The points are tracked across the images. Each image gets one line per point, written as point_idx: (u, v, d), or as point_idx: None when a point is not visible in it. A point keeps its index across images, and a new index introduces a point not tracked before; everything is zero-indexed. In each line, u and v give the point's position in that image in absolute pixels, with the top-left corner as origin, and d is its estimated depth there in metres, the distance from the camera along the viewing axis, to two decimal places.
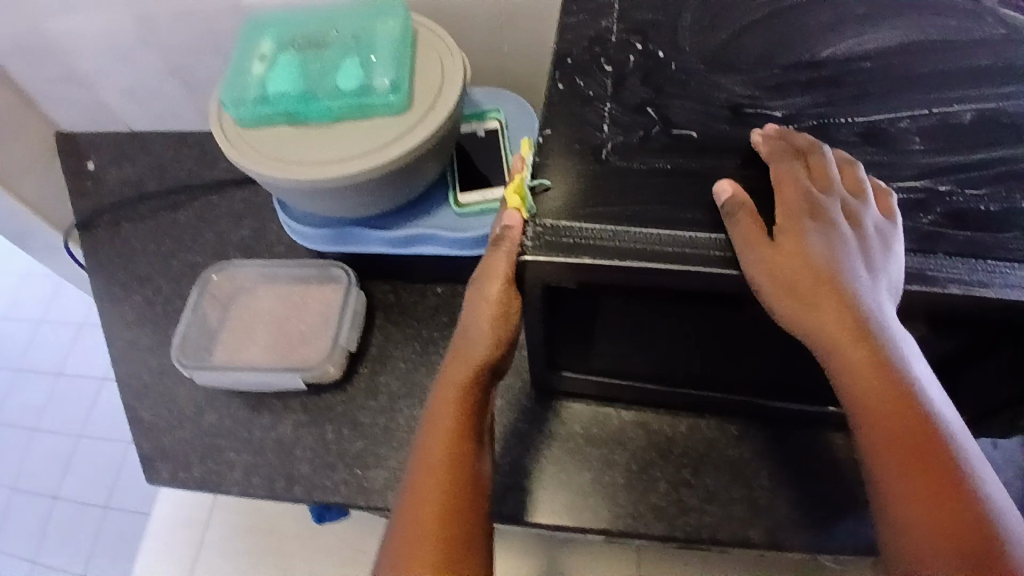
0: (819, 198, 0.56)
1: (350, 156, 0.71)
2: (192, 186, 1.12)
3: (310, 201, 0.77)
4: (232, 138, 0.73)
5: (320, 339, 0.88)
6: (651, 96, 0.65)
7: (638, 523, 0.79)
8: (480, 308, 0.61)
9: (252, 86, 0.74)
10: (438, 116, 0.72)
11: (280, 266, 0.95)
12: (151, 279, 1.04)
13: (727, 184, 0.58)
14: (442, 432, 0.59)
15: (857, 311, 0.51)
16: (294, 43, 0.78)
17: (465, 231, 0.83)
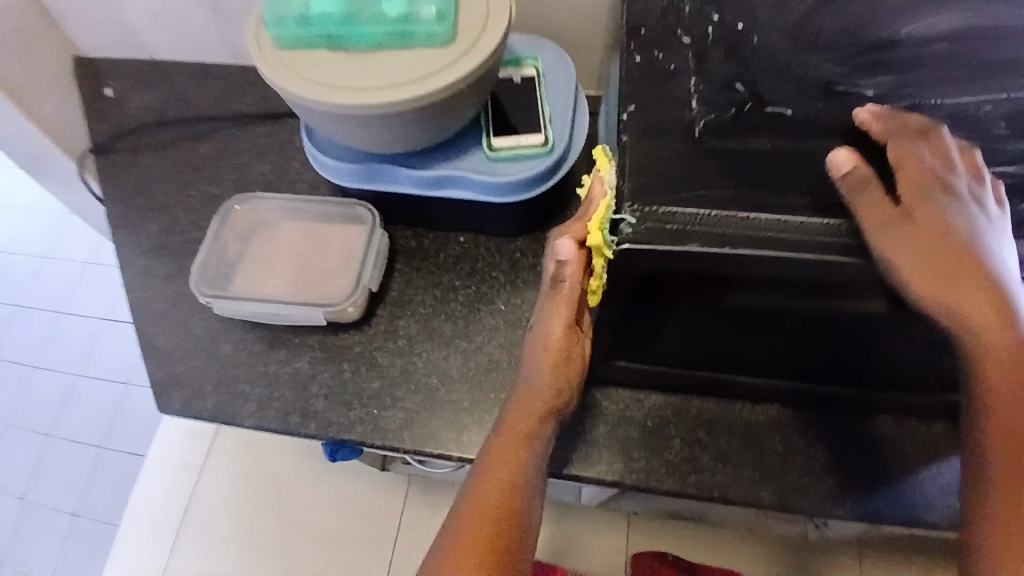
0: (948, 180, 0.52)
1: (391, 84, 0.69)
2: (215, 118, 1.10)
3: (345, 130, 0.75)
4: (270, 57, 0.71)
5: (342, 278, 0.87)
6: (738, 70, 0.57)
7: (650, 478, 0.79)
8: (549, 355, 0.66)
9: (293, 3, 0.72)
10: (480, 53, 0.70)
11: (305, 202, 0.93)
12: (169, 208, 1.02)
13: (844, 156, 0.53)
14: (507, 449, 0.63)
15: (999, 297, 0.49)
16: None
17: (497, 175, 0.81)
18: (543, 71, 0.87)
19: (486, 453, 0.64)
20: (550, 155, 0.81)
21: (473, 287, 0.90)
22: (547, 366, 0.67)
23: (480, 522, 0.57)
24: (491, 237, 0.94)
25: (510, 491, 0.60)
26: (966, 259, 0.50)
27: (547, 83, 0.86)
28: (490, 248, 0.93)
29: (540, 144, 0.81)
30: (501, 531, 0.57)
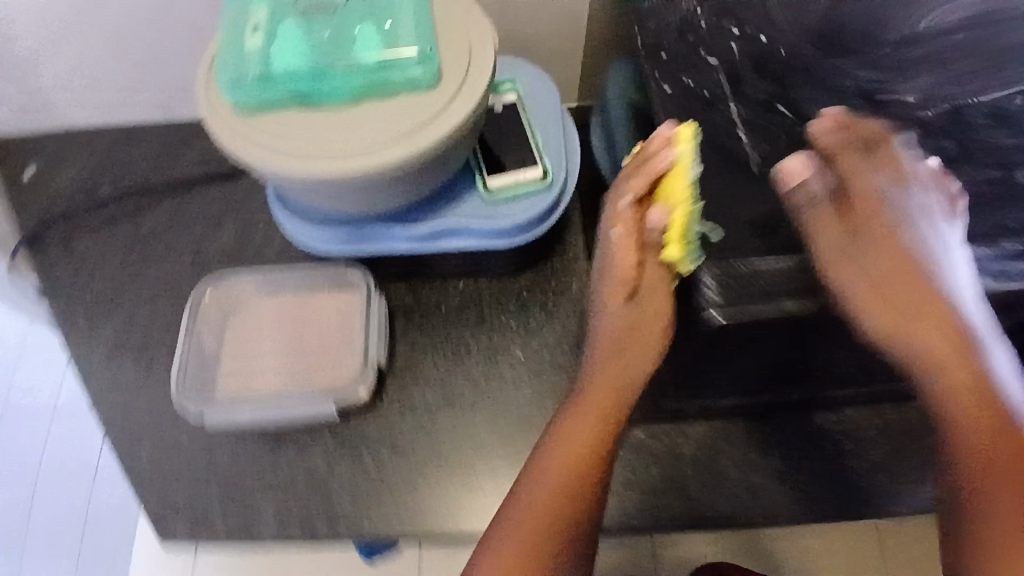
0: (888, 191, 0.57)
1: (379, 142, 0.60)
2: (156, 189, 0.98)
3: (328, 198, 0.66)
4: (231, 128, 0.61)
5: (344, 359, 0.79)
6: None
7: (714, 515, 0.75)
8: (632, 331, 0.61)
9: (251, 63, 0.63)
10: (474, 92, 0.62)
11: (281, 275, 0.83)
12: (123, 300, 0.91)
13: (796, 162, 0.55)
14: (569, 435, 0.57)
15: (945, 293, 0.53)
16: (293, 4, 0.66)
17: (500, 219, 0.73)
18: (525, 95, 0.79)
19: (547, 439, 0.58)
20: (551, 187, 0.74)
21: (484, 337, 0.84)
22: (608, 349, 0.62)
23: (531, 522, 0.53)
24: (490, 277, 0.86)
25: (579, 500, 0.54)
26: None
27: (532, 107, 0.79)
28: (492, 290, 0.86)
29: (541, 178, 0.74)
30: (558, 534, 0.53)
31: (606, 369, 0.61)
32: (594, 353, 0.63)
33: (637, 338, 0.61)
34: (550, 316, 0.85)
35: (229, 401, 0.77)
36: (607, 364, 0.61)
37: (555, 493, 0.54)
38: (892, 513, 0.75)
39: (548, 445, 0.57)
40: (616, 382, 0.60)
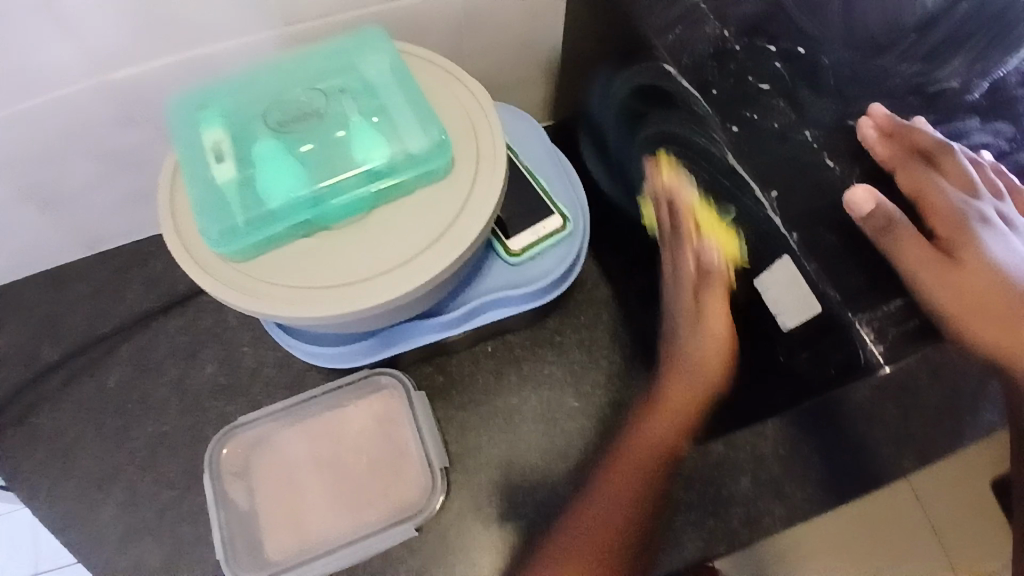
0: (956, 196, 0.45)
1: (414, 252, 0.54)
2: (101, 336, 0.83)
3: (361, 323, 0.58)
4: (238, 282, 0.53)
5: (405, 467, 0.75)
6: (841, 105, 0.48)
7: (809, 506, 0.76)
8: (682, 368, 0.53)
9: (237, 200, 0.54)
10: (496, 169, 0.56)
11: (299, 402, 0.77)
12: (116, 476, 0.78)
13: (885, 127, 0.46)
14: (606, 513, 0.67)
15: None
16: (257, 118, 0.57)
17: (533, 280, 0.68)
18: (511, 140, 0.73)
19: (592, 496, 0.69)
20: (573, 233, 0.70)
21: (534, 398, 0.78)
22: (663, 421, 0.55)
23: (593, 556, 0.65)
24: (518, 331, 0.81)
25: (619, 528, 0.66)
26: (1005, 298, 0.43)
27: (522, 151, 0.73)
28: (524, 345, 0.80)
29: (561, 225, 0.68)
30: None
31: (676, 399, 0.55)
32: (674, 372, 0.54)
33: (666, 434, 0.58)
34: (593, 355, 0.80)
35: (297, 555, 0.71)
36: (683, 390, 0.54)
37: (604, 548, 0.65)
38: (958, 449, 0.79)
39: (592, 517, 0.67)
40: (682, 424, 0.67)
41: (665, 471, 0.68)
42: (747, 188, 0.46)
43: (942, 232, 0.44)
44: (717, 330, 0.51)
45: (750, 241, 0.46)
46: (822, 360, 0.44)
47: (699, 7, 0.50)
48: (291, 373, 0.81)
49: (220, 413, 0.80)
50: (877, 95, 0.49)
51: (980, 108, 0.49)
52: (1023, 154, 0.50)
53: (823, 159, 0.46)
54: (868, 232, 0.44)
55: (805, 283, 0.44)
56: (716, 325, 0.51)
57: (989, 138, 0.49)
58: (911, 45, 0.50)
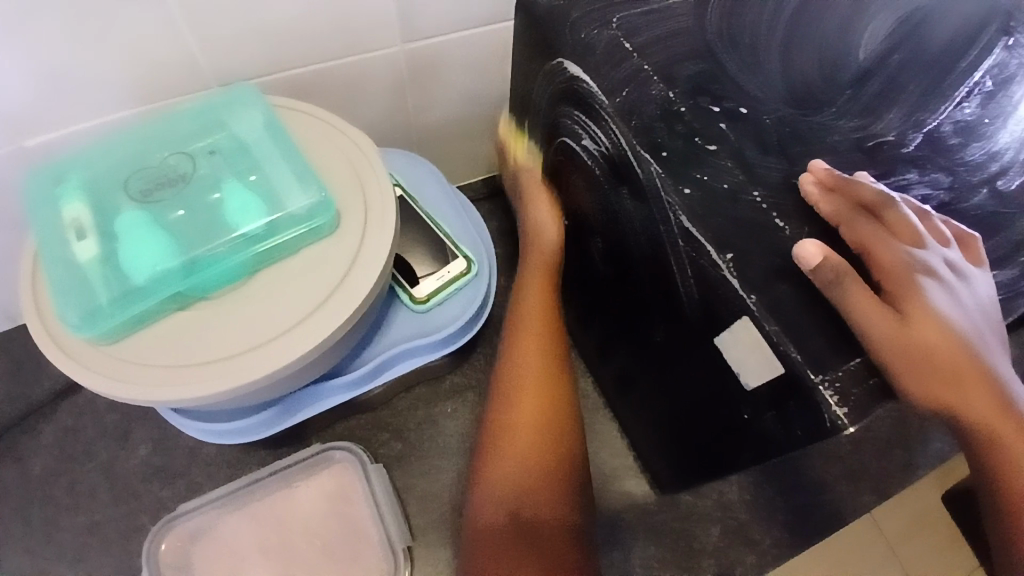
0: (905, 250, 0.44)
1: (298, 317, 0.49)
2: (22, 421, 0.76)
3: (257, 395, 0.53)
4: (105, 369, 0.47)
5: (364, 552, 0.71)
6: (786, 163, 0.48)
7: (779, 548, 0.75)
8: (535, 266, 0.68)
9: (99, 278, 0.48)
10: (384, 222, 0.53)
11: (245, 486, 0.72)
12: (44, 574, 0.71)
13: (819, 175, 0.46)
14: (517, 431, 0.58)
15: (989, 367, 0.43)
16: (119, 187, 0.52)
17: (442, 327, 0.65)
18: (407, 187, 0.70)
19: (489, 439, 0.59)
20: (479, 275, 0.67)
21: None
22: (533, 335, 0.63)
23: (519, 483, 0.55)
24: (477, 389, 0.79)
25: (541, 455, 0.57)
26: (952, 352, 0.43)
27: (420, 200, 0.70)
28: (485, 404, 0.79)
29: (465, 268, 0.66)
30: (533, 492, 0.55)
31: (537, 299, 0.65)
32: (517, 323, 0.65)
33: (547, 352, 0.62)
34: None
35: None
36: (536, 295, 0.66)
37: (511, 510, 0.54)
38: (913, 480, 0.80)
39: (507, 463, 0.56)
40: (547, 385, 0.60)
41: (561, 413, 0.59)
42: (703, 248, 0.45)
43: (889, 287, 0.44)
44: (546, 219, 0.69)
45: (715, 305, 0.46)
46: (788, 422, 0.44)
47: (643, 69, 0.51)
48: (234, 450, 0.75)
49: (156, 498, 0.74)
50: (822, 150, 0.49)
51: (919, 159, 0.51)
52: (964, 202, 0.51)
53: (773, 220, 0.46)
54: (825, 285, 0.43)
55: (767, 345, 0.43)
56: (540, 211, 0.69)
57: (928, 189, 0.50)
58: (846, 102, 0.51)
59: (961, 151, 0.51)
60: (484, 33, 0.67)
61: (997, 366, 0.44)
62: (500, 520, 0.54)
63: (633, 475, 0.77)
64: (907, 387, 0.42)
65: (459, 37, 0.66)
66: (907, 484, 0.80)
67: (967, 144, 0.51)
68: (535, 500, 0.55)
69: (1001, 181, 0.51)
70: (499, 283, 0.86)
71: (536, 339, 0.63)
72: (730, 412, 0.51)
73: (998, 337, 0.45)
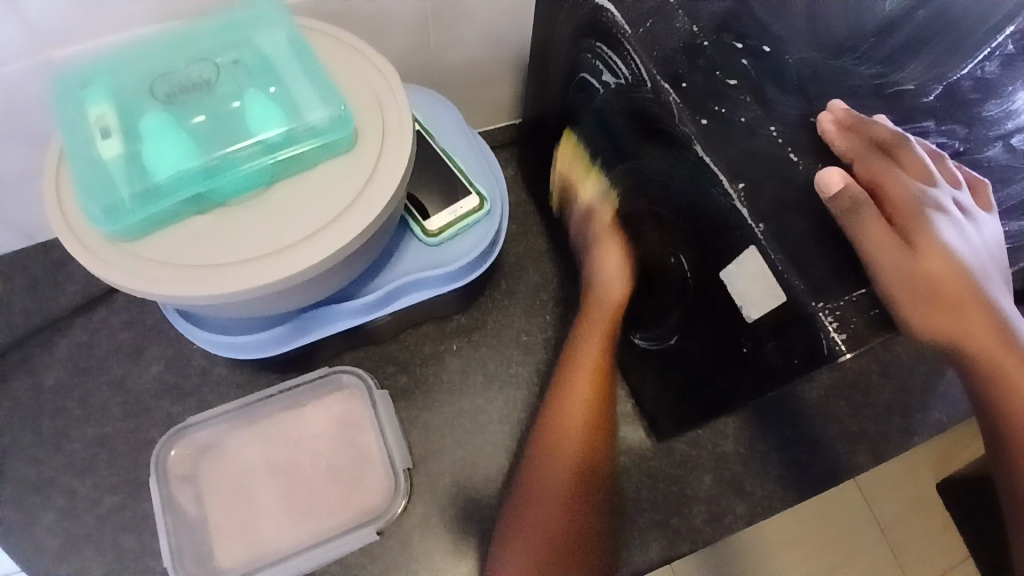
0: (917, 188, 0.45)
1: (314, 227, 0.51)
2: (40, 334, 0.78)
3: (271, 304, 0.55)
4: (126, 263, 0.49)
5: (367, 476, 0.74)
6: (804, 102, 0.48)
7: (769, 501, 0.77)
8: (577, 368, 0.75)
9: (123, 175, 0.49)
10: (401, 143, 0.53)
11: (253, 405, 0.74)
12: (55, 480, 0.73)
13: (835, 112, 0.47)
14: (545, 524, 0.70)
15: (993, 304, 0.44)
16: (143, 91, 0.52)
17: (452, 261, 0.66)
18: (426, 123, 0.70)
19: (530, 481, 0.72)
20: (492, 213, 0.68)
21: (499, 398, 0.78)
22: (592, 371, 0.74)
23: (538, 546, 0.69)
24: (484, 329, 0.81)
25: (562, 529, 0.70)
26: (957, 287, 0.44)
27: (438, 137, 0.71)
28: (490, 345, 0.80)
29: (479, 205, 0.67)
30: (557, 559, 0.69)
31: (580, 386, 0.74)
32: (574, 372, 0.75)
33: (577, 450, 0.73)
34: (561, 354, 0.80)
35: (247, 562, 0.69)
36: (580, 382, 0.74)
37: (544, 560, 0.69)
38: (910, 446, 0.80)
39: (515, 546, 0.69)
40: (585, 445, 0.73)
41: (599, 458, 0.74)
42: (715, 178, 0.46)
43: (897, 220, 0.45)
44: (652, 248, 0.58)
45: (724, 235, 0.47)
46: (787, 349, 0.46)
47: (667, 3, 0.50)
48: (243, 374, 0.77)
49: (166, 415, 0.76)
50: (840, 93, 0.50)
51: (938, 110, 0.51)
52: (977, 154, 0.51)
53: (788, 155, 0.46)
54: (834, 216, 0.44)
55: (771, 272, 0.44)
56: (610, 256, 0.67)
57: (944, 138, 0.51)
58: (870, 49, 0.51)
59: (979, 106, 0.51)
60: None
61: (1001, 304, 0.44)
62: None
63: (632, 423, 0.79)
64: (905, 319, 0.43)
65: None
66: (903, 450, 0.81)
67: (985, 101, 0.51)
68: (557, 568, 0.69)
69: (1017, 137, 0.51)
70: (510, 230, 0.86)
71: (582, 411, 0.73)
72: (730, 344, 0.52)
73: (1003, 277, 0.45)
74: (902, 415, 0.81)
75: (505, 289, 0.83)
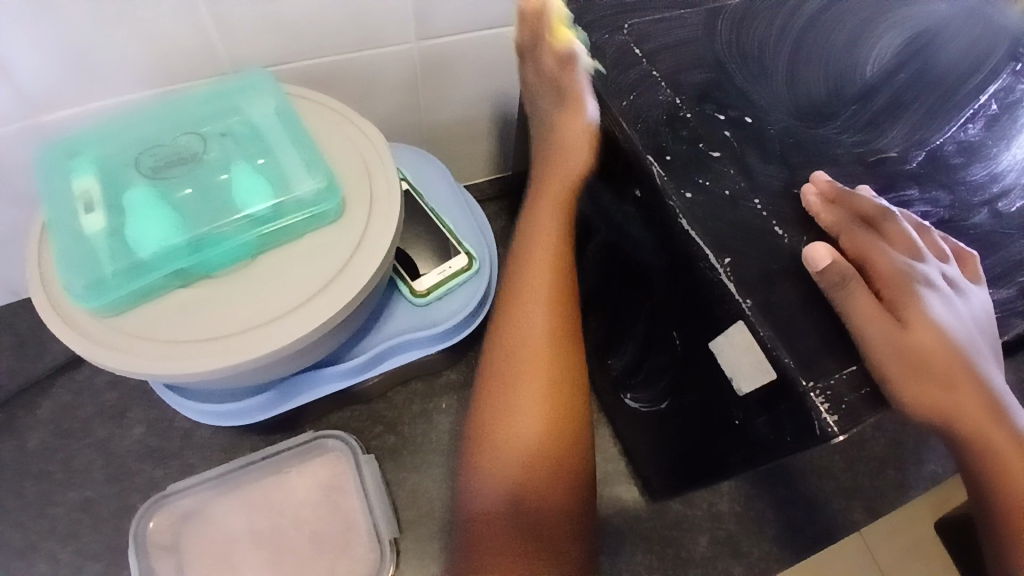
0: (904, 260, 0.45)
1: (299, 299, 0.50)
2: (24, 395, 0.77)
3: (255, 376, 0.54)
4: (107, 340, 0.48)
5: (353, 543, 0.72)
6: (787, 174, 0.49)
7: (767, 561, 0.75)
8: (538, 202, 0.61)
9: (106, 251, 0.49)
10: (388, 212, 0.53)
11: (238, 470, 0.73)
12: (34, 548, 0.71)
13: (818, 183, 0.47)
14: (503, 434, 0.54)
15: (983, 379, 0.43)
16: (130, 164, 0.53)
17: (441, 322, 0.65)
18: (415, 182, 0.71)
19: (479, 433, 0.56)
20: (481, 273, 0.68)
21: None
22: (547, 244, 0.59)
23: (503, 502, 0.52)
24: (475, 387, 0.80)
25: (535, 475, 0.52)
26: (950, 362, 0.43)
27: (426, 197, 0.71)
28: None
29: (467, 265, 0.66)
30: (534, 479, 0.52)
31: (543, 255, 0.59)
32: (548, 173, 0.61)
33: (558, 354, 0.56)
34: None
35: None
36: (542, 250, 0.59)
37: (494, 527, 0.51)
38: (906, 502, 0.79)
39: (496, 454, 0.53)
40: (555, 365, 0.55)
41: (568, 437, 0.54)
42: (700, 251, 0.45)
43: (887, 295, 0.44)
44: (574, 141, 0.59)
45: (710, 308, 0.47)
46: (777, 426, 0.45)
47: (651, 75, 0.52)
48: (228, 435, 0.76)
49: (151, 479, 0.74)
50: (823, 161, 0.50)
51: (921, 174, 0.51)
52: (961, 222, 0.50)
53: (772, 228, 0.46)
54: (823, 287, 0.44)
55: (759, 348, 0.43)
56: (574, 152, 0.59)
57: (928, 207, 0.50)
58: (850, 115, 0.52)
59: (964, 170, 0.51)
60: (500, 36, 0.68)
61: (991, 379, 0.44)
62: (495, 484, 0.52)
63: (624, 481, 0.77)
64: (900, 396, 0.42)
65: (474, 38, 0.67)
66: (899, 506, 0.79)
67: (969, 164, 0.51)
68: (540, 503, 0.52)
69: (1002, 202, 0.51)
70: None
71: (542, 282, 0.58)
72: (721, 417, 0.51)
73: (993, 349, 0.45)
74: (896, 470, 0.80)
75: None
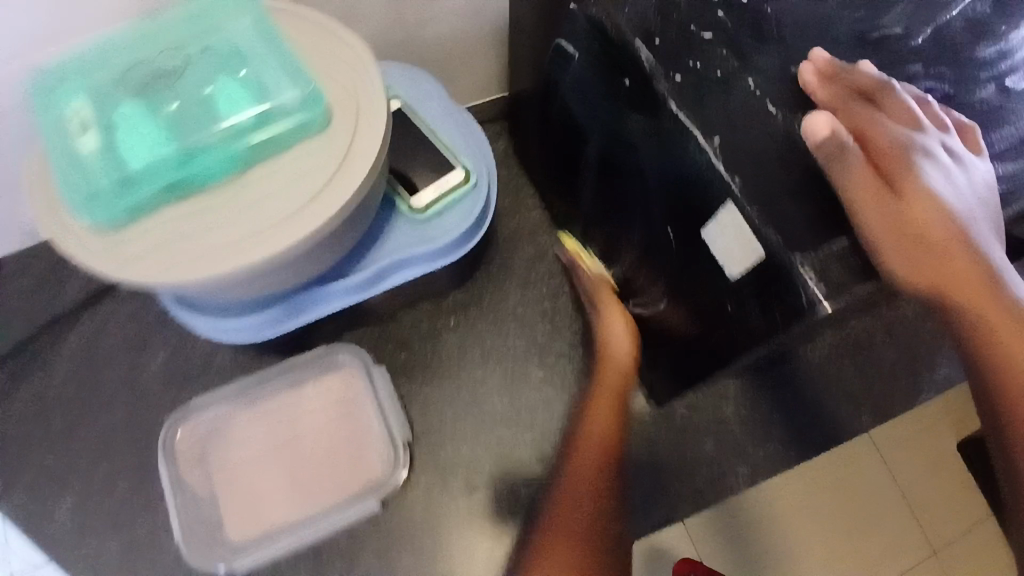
0: (902, 130, 0.44)
1: (292, 208, 0.51)
2: (50, 327, 0.79)
3: (256, 285, 0.55)
4: (111, 254, 0.49)
5: (367, 449, 0.76)
6: (782, 55, 0.47)
7: (772, 462, 0.77)
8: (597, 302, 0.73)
9: (101, 168, 0.50)
10: (375, 120, 0.53)
11: (255, 385, 0.77)
12: (70, 468, 0.76)
13: (816, 58, 0.46)
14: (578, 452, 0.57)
15: (979, 249, 0.42)
16: (117, 84, 0.53)
17: (439, 237, 0.66)
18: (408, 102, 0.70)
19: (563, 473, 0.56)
20: (477, 187, 0.68)
21: (497, 371, 0.79)
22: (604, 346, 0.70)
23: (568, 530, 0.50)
24: (480, 305, 0.81)
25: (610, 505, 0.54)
26: (942, 229, 0.42)
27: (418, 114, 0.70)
28: (487, 320, 0.81)
29: (463, 181, 0.67)
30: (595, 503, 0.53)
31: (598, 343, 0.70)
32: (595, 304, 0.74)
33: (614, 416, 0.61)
34: (557, 326, 0.80)
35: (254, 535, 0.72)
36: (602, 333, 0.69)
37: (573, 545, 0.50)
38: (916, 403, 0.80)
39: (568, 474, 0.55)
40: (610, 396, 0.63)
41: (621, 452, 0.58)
42: (689, 134, 0.45)
43: (883, 167, 0.43)
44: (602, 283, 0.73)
45: (697, 194, 0.47)
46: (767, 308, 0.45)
47: None
48: (246, 358, 0.78)
49: (175, 403, 0.78)
50: (822, 42, 0.48)
51: (925, 53, 0.49)
52: (967, 96, 0.49)
53: (766, 107, 0.46)
54: (819, 161, 0.43)
55: (747, 227, 0.43)
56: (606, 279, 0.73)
57: (934, 83, 0.49)
58: None
59: (971, 47, 0.49)
60: None
61: (989, 250, 0.42)
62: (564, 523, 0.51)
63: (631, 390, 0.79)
64: (886, 263, 0.41)
65: None
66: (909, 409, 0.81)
67: (977, 40, 0.49)
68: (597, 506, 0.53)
69: (1010, 79, 0.49)
70: (504, 203, 0.86)
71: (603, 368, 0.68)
72: (715, 306, 0.52)
73: (992, 223, 0.44)
74: (907, 373, 0.80)
75: (500, 263, 0.83)
